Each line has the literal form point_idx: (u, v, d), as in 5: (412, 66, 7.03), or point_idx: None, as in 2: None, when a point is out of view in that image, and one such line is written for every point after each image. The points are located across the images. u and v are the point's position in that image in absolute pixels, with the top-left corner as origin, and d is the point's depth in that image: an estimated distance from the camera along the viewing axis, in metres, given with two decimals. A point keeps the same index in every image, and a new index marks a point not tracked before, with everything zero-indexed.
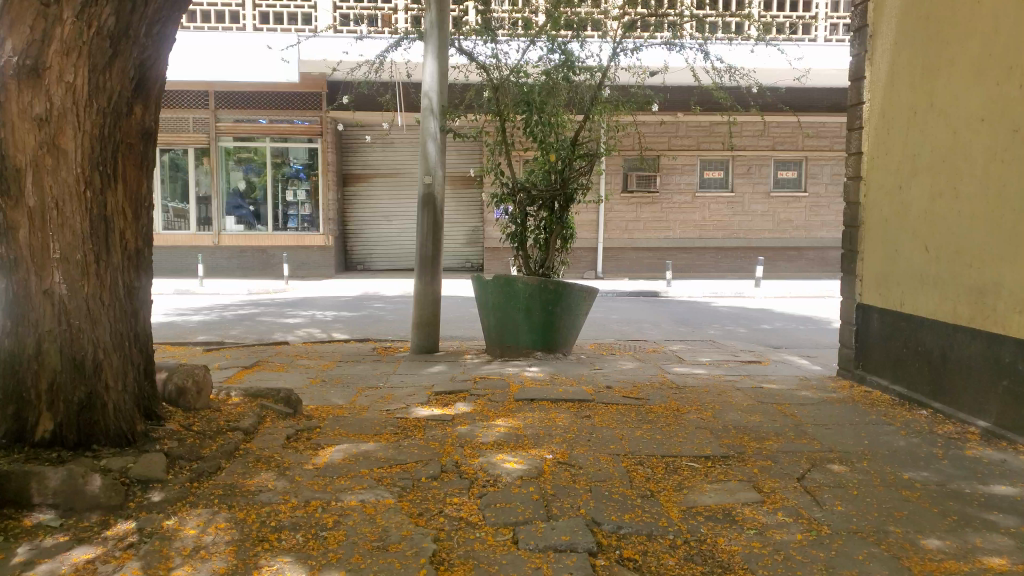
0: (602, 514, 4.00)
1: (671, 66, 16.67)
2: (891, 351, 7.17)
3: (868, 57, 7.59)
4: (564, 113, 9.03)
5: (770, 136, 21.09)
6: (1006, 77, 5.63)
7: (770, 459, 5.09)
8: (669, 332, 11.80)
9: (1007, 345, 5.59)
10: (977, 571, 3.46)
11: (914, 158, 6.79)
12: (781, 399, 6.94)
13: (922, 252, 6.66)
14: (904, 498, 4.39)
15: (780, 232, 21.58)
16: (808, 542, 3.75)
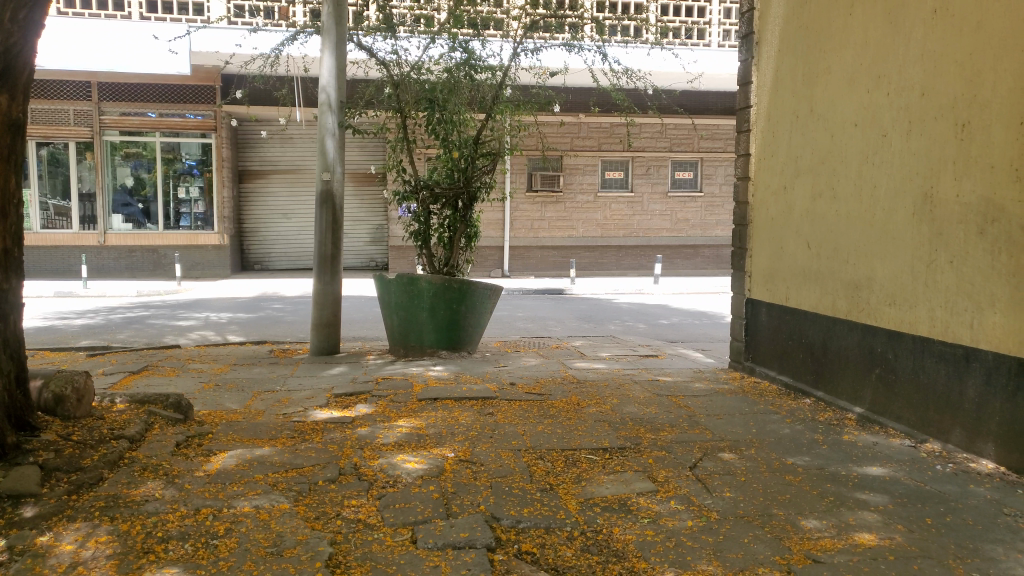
0: (501, 509, 4.04)
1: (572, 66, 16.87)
2: (778, 343, 7.55)
3: (754, 62, 7.94)
4: (466, 112, 9.00)
5: (667, 138, 21.78)
6: (875, 85, 6.01)
7: (665, 449, 5.26)
8: (572, 328, 12.00)
9: (879, 336, 5.99)
10: (849, 547, 3.69)
11: (797, 160, 7.17)
12: (676, 391, 7.18)
13: (804, 248, 7.04)
14: (786, 482, 4.63)
15: (677, 231, 22.32)
16: (698, 529, 3.89)
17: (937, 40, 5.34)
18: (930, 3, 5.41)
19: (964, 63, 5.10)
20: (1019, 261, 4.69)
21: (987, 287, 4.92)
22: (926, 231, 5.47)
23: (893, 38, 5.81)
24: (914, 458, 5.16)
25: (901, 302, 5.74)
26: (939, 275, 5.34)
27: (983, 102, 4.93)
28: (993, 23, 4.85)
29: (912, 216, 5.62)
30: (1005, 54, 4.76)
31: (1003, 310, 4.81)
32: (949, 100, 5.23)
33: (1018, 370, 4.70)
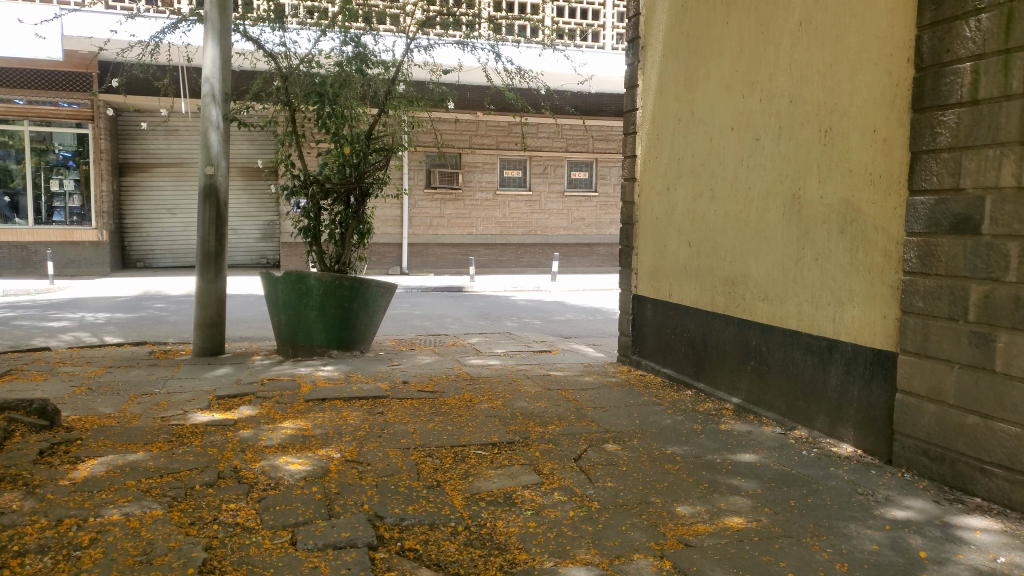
0: (385, 508, 4.02)
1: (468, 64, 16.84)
2: (662, 338, 7.84)
3: (640, 66, 8.20)
4: (358, 107, 8.83)
5: (563, 138, 22.20)
6: (749, 91, 6.34)
7: (552, 442, 5.37)
8: (469, 325, 12.06)
9: (754, 330, 6.32)
10: (719, 530, 3.88)
11: (679, 161, 7.45)
12: (566, 385, 7.34)
13: (686, 247, 7.34)
14: (665, 471, 4.83)
15: (574, 229, 22.78)
16: (578, 518, 4.00)
17: (802, 51, 5.68)
18: (796, 15, 5.75)
19: (826, 73, 5.45)
20: (874, 258, 5.05)
21: (847, 284, 5.27)
22: (795, 231, 5.81)
23: (764, 47, 6.14)
24: (782, 444, 5.47)
25: (773, 297, 6.07)
26: (807, 272, 5.68)
27: (843, 110, 5.28)
28: (851, 36, 5.21)
29: (782, 216, 5.95)
30: (861, 66, 5.12)
31: (862, 304, 5.16)
32: (814, 107, 5.57)
33: (873, 360, 5.07)
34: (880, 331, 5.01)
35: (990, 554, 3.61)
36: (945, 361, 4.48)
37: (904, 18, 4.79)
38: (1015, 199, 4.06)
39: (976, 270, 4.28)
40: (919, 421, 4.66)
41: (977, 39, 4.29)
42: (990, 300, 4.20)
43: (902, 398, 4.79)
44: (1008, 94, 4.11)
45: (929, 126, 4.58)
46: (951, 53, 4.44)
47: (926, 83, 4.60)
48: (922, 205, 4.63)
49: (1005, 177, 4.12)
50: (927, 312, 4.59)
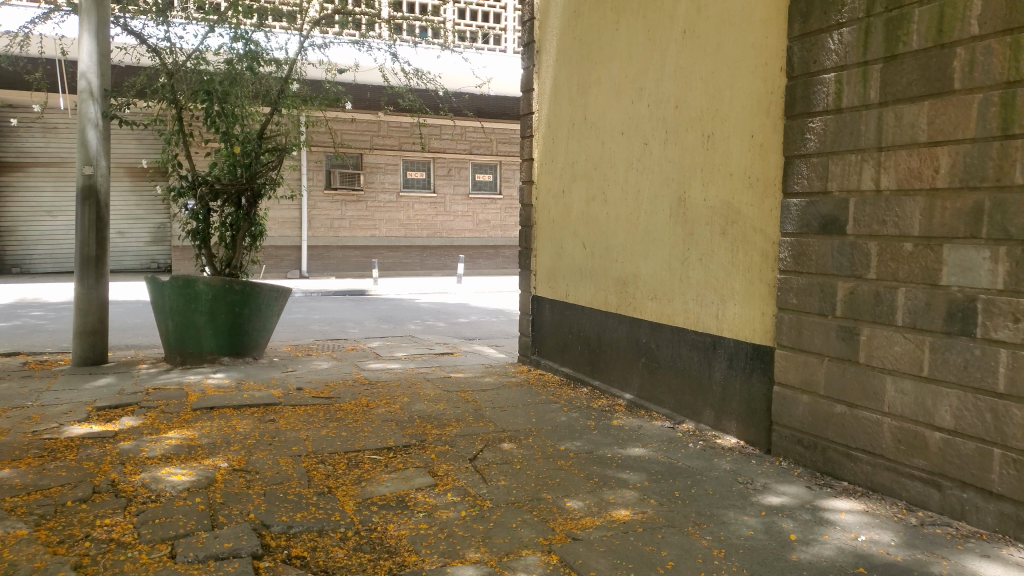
0: (272, 516, 3.93)
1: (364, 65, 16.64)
2: (560, 337, 7.97)
3: (535, 70, 8.33)
4: (249, 106, 8.63)
5: (467, 140, 22.30)
6: (637, 97, 6.54)
7: (448, 444, 5.37)
8: (371, 329, 11.92)
9: (645, 328, 6.52)
10: (606, 523, 3.99)
11: (574, 164, 7.61)
12: (466, 386, 7.37)
13: (581, 249, 7.50)
14: (558, 467, 4.93)
15: (479, 232, 22.91)
16: (470, 518, 4.03)
17: (686, 58, 5.91)
18: (680, 23, 5.98)
19: (708, 80, 5.69)
20: (753, 258, 5.30)
21: (729, 282, 5.52)
22: (680, 232, 6.03)
23: (651, 54, 6.35)
24: (670, 438, 5.66)
25: (661, 296, 6.29)
26: (692, 271, 5.91)
27: (724, 116, 5.52)
28: (730, 45, 5.45)
29: (669, 218, 6.17)
30: (740, 75, 5.37)
31: (742, 301, 5.41)
32: (697, 113, 5.81)
33: (753, 355, 5.32)
34: (759, 328, 5.27)
35: (853, 533, 3.86)
36: (816, 354, 4.76)
37: (776, 30, 5.06)
38: (874, 202, 4.35)
39: (841, 268, 4.57)
40: (794, 412, 4.93)
41: (840, 51, 4.58)
42: (854, 296, 4.49)
43: (779, 390, 5.06)
44: (867, 103, 4.40)
45: (800, 132, 4.85)
46: (817, 64, 4.72)
47: (797, 91, 4.87)
48: (795, 207, 4.89)
49: (866, 180, 4.41)
50: (800, 308, 4.87)
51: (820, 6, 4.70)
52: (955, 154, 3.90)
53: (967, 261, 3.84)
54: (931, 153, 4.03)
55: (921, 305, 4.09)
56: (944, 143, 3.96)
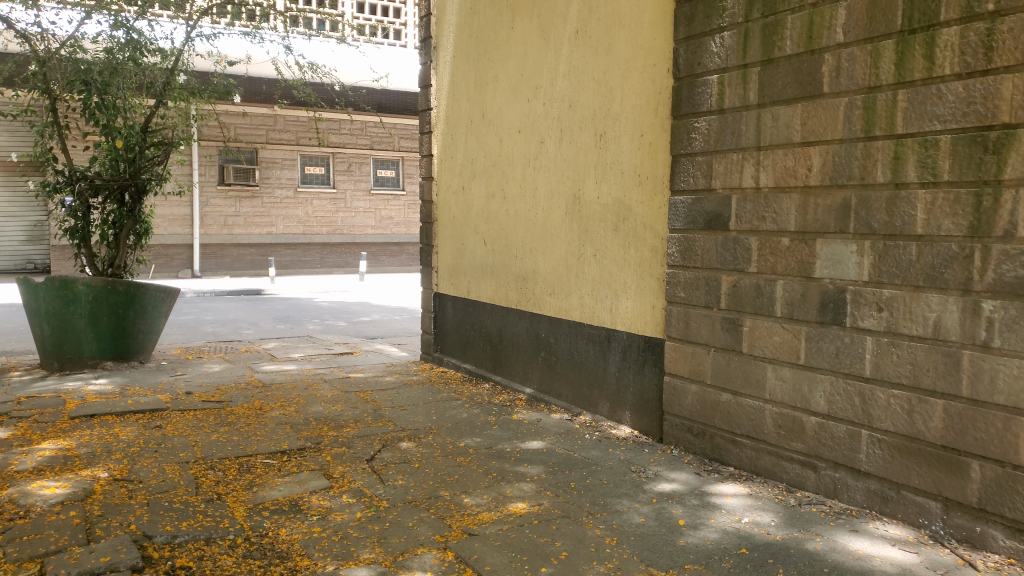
0: (154, 527, 3.77)
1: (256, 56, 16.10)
2: (462, 334, 7.98)
3: (433, 66, 8.27)
4: (131, 97, 8.20)
5: (368, 135, 21.98)
6: (533, 95, 6.61)
7: (345, 445, 5.29)
8: (267, 330, 11.56)
9: (544, 323, 6.60)
10: (503, 517, 4.02)
11: (472, 162, 7.62)
12: (366, 386, 7.26)
13: (481, 245, 7.52)
14: (456, 463, 4.93)
15: (382, 228, 22.65)
16: (365, 519, 3.98)
17: (579, 58, 6.02)
18: (573, 24, 6.08)
19: (600, 80, 5.80)
20: (644, 253, 5.46)
21: (622, 277, 5.66)
22: (576, 229, 6.14)
23: (545, 53, 6.43)
24: (568, 430, 5.77)
25: (559, 292, 6.39)
26: (587, 267, 6.02)
27: (615, 115, 5.65)
28: (620, 46, 5.59)
29: (565, 215, 6.27)
30: (630, 76, 5.51)
31: (635, 296, 5.56)
32: (589, 112, 5.92)
33: (645, 347, 5.49)
34: (650, 321, 5.43)
35: (737, 515, 4.05)
36: (703, 345, 4.95)
37: (663, 33, 5.22)
38: (754, 199, 4.56)
39: (725, 263, 4.76)
40: (684, 401, 5.12)
41: (722, 54, 4.76)
42: (737, 289, 4.70)
43: (670, 380, 5.23)
44: (747, 104, 4.60)
45: (686, 131, 5.02)
46: (701, 66, 4.90)
47: (683, 92, 5.03)
48: (682, 204, 5.07)
49: (746, 178, 4.61)
50: (688, 301, 5.05)
51: (703, 10, 4.88)
52: (826, 154, 4.13)
53: (837, 255, 4.08)
54: (804, 153, 4.25)
55: (797, 296, 4.32)
56: (816, 144, 4.19)
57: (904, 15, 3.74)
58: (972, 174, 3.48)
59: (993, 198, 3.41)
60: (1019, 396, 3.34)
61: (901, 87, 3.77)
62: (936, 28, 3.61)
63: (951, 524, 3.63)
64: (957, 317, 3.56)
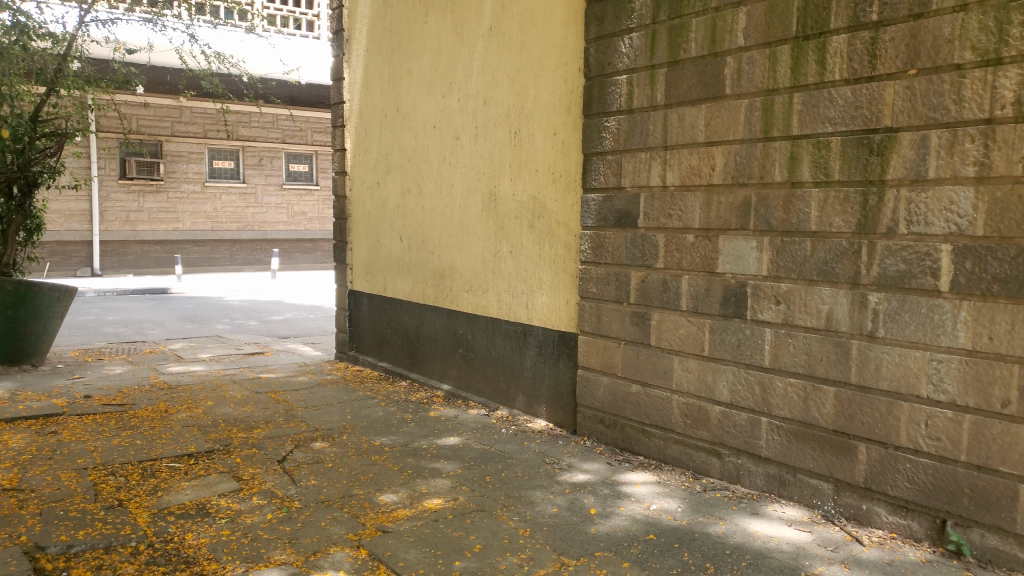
0: (48, 537, 3.60)
1: (157, 45, 15.49)
2: (377, 331, 7.91)
3: (345, 59, 8.14)
4: (20, 84, 7.58)
5: (279, 129, 21.47)
6: (448, 91, 6.61)
7: (255, 447, 5.17)
8: (173, 330, 11.15)
9: (461, 320, 6.63)
10: (418, 513, 4.02)
11: (387, 157, 7.56)
12: (278, 386, 7.11)
13: (397, 242, 7.48)
14: (371, 462, 4.89)
15: (294, 224, 22.19)
16: (276, 520, 3.91)
17: (492, 55, 6.05)
18: (486, 21, 6.11)
19: (513, 77, 5.86)
20: (558, 250, 5.55)
21: (537, 273, 5.73)
22: (492, 226, 6.19)
23: (460, 50, 6.44)
24: (484, 425, 5.81)
25: (476, 288, 6.42)
26: (503, 264, 6.08)
27: (529, 113, 5.72)
28: (533, 45, 5.65)
29: (481, 212, 6.30)
30: (543, 74, 5.59)
31: (549, 291, 5.65)
32: (503, 109, 5.97)
33: (560, 342, 5.58)
34: (564, 316, 5.53)
35: (645, 503, 4.18)
36: (614, 339, 5.08)
37: (575, 33, 5.31)
38: (661, 196, 4.70)
39: (634, 259, 4.90)
40: (596, 393, 5.25)
41: (631, 55, 4.89)
42: (645, 284, 4.84)
43: (583, 373, 5.34)
44: (654, 104, 4.74)
45: (596, 130, 5.13)
46: (611, 66, 5.01)
47: (594, 91, 5.14)
48: (594, 201, 5.18)
49: (654, 176, 4.75)
50: (600, 296, 5.16)
51: (613, 11, 4.99)
52: (728, 154, 4.30)
53: (738, 250, 4.26)
54: (708, 153, 4.41)
55: (701, 290, 4.48)
56: (718, 144, 4.36)
57: (798, 23, 3.93)
58: (860, 174, 3.70)
59: (878, 197, 3.64)
60: (901, 381, 3.58)
61: (796, 91, 3.97)
62: (827, 35, 3.82)
63: (842, 504, 3.86)
64: (846, 308, 3.77)
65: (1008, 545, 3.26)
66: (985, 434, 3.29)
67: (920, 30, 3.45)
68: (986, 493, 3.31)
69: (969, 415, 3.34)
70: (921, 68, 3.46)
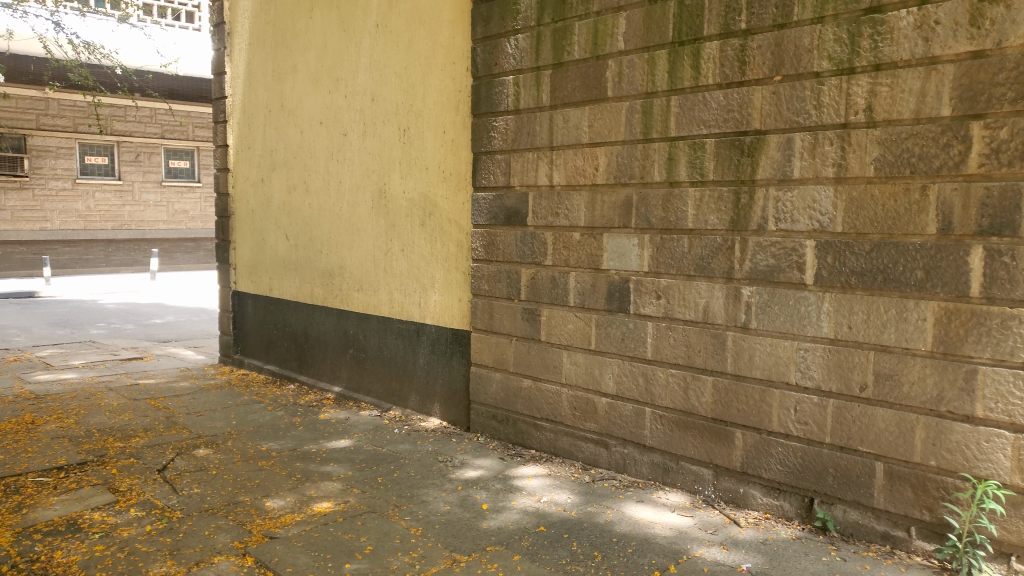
0: None
1: (16, 33, 14.32)
2: (263, 333, 7.68)
3: (226, 53, 7.84)
4: None
5: (157, 124, 20.41)
6: (334, 87, 6.50)
7: (133, 456, 4.92)
8: (39, 336, 10.43)
9: (351, 320, 6.53)
10: (307, 518, 3.94)
11: (272, 154, 7.34)
12: (157, 393, 6.78)
13: (283, 240, 7.28)
14: (258, 468, 4.75)
15: (175, 223, 21.27)
16: (156, 532, 3.74)
17: (379, 52, 5.99)
18: (373, 17, 6.03)
19: (401, 75, 5.82)
20: (450, 248, 5.56)
21: (429, 271, 5.73)
22: (382, 224, 6.12)
23: (346, 46, 6.33)
24: (377, 426, 5.75)
25: (367, 287, 6.35)
26: (394, 262, 6.03)
27: (417, 111, 5.70)
28: (421, 42, 5.63)
29: (371, 210, 6.23)
30: (431, 72, 5.58)
31: (442, 289, 5.65)
32: (392, 107, 5.92)
33: (452, 339, 5.60)
34: (456, 314, 5.55)
35: (537, 496, 4.25)
36: (506, 335, 5.15)
37: (462, 32, 5.33)
38: (549, 195, 4.79)
39: (524, 256, 4.97)
40: (488, 389, 5.30)
41: (516, 56, 4.95)
42: (535, 281, 4.92)
43: (476, 370, 5.39)
44: (540, 105, 4.83)
45: (485, 130, 5.17)
46: (498, 66, 5.06)
47: (481, 91, 5.18)
48: (484, 200, 5.22)
49: (541, 176, 4.84)
50: (491, 294, 5.22)
51: (499, 12, 5.04)
52: (611, 154, 4.43)
53: (621, 248, 4.40)
54: (592, 153, 4.54)
55: (588, 286, 4.61)
56: (602, 144, 4.48)
57: (674, 29, 4.10)
58: (732, 174, 3.90)
59: (748, 195, 3.85)
60: (772, 370, 3.79)
61: (673, 94, 4.13)
62: (701, 41, 4.00)
63: (720, 488, 4.06)
64: (722, 301, 3.97)
65: (867, 518, 3.53)
66: (846, 417, 3.54)
67: (784, 39, 3.67)
68: (847, 471, 3.57)
69: (832, 400, 3.59)
70: (785, 75, 3.68)
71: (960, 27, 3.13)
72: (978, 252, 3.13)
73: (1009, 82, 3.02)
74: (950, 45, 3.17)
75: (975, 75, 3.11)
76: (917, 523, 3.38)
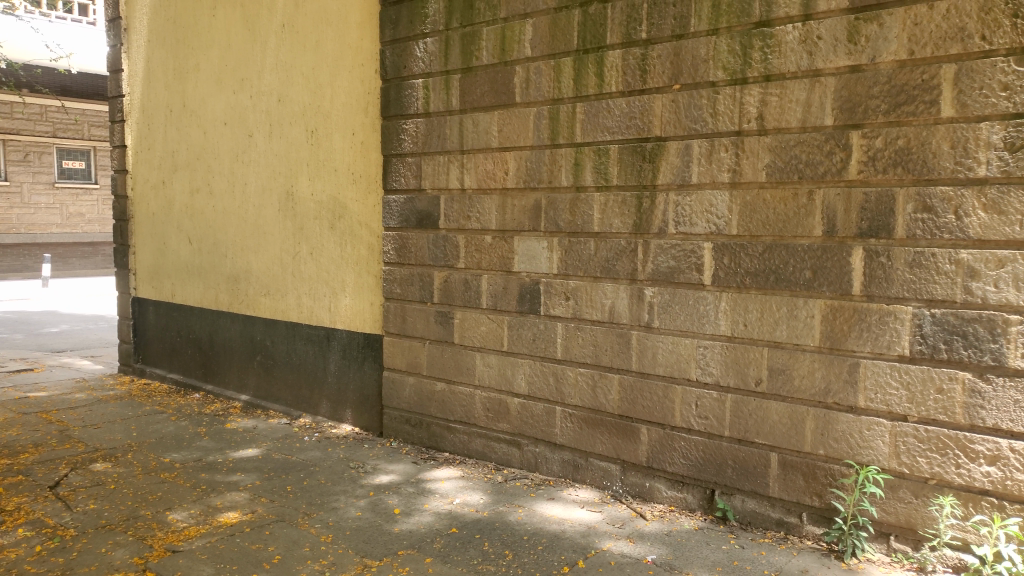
0: None
1: None
2: (166, 341, 7.41)
3: (124, 50, 7.53)
4: None
5: (49, 121, 19.28)
6: (238, 87, 6.34)
7: (22, 474, 4.67)
8: None
9: (259, 325, 6.38)
10: (212, 530, 3.84)
11: (173, 155, 7.10)
12: (50, 406, 6.44)
13: (186, 244, 7.05)
14: (160, 480, 4.60)
15: (69, 226, 20.25)
16: (47, 552, 3.56)
17: (285, 52, 5.89)
18: (278, 17, 5.93)
19: (308, 76, 5.74)
20: (360, 251, 5.51)
21: (339, 274, 5.67)
22: (290, 227, 6.02)
23: (251, 45, 6.20)
24: (287, 434, 5.64)
25: (274, 292, 6.22)
26: (303, 266, 5.93)
27: (326, 112, 5.63)
28: (328, 44, 5.57)
29: (278, 212, 6.11)
30: (339, 73, 5.52)
31: (353, 293, 5.60)
32: (299, 108, 5.83)
33: (364, 343, 5.56)
34: (368, 318, 5.51)
35: (449, 497, 4.28)
36: (419, 338, 5.15)
37: (370, 34, 5.30)
38: (459, 199, 4.83)
39: (435, 259, 4.99)
40: (401, 393, 5.29)
41: (426, 59, 4.97)
42: (448, 284, 4.94)
43: (388, 374, 5.37)
44: (450, 109, 4.86)
45: (395, 132, 5.17)
46: (407, 69, 5.07)
47: (391, 93, 5.17)
48: (395, 203, 5.21)
49: (452, 179, 4.87)
50: (403, 297, 5.21)
51: (407, 15, 5.05)
52: (520, 159, 4.51)
53: (531, 250, 4.48)
54: (502, 157, 4.60)
55: (499, 289, 4.66)
56: (511, 149, 4.55)
57: (579, 37, 4.21)
58: (635, 179, 4.03)
59: (650, 200, 3.98)
60: (674, 367, 3.94)
61: (578, 101, 4.24)
62: (604, 49, 4.12)
63: (628, 483, 4.18)
64: (627, 302, 4.10)
65: (763, 507, 3.72)
66: (743, 410, 3.72)
67: (682, 50, 3.82)
68: (745, 463, 3.75)
69: (730, 395, 3.76)
70: (683, 84, 3.84)
71: (839, 43, 3.34)
72: (859, 253, 3.35)
73: (883, 95, 3.25)
74: (831, 59, 3.38)
75: (854, 87, 3.33)
76: (808, 509, 3.59)
